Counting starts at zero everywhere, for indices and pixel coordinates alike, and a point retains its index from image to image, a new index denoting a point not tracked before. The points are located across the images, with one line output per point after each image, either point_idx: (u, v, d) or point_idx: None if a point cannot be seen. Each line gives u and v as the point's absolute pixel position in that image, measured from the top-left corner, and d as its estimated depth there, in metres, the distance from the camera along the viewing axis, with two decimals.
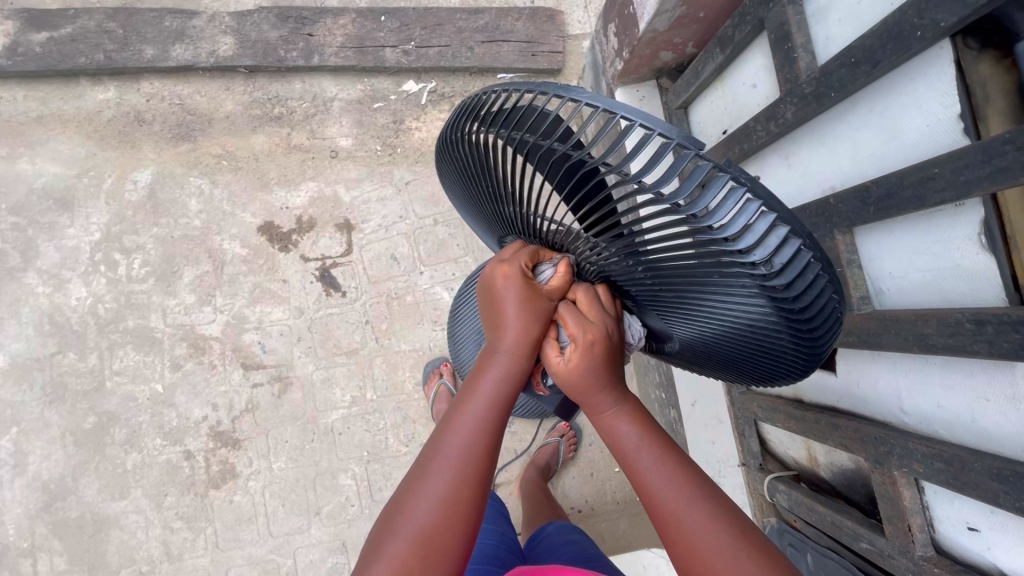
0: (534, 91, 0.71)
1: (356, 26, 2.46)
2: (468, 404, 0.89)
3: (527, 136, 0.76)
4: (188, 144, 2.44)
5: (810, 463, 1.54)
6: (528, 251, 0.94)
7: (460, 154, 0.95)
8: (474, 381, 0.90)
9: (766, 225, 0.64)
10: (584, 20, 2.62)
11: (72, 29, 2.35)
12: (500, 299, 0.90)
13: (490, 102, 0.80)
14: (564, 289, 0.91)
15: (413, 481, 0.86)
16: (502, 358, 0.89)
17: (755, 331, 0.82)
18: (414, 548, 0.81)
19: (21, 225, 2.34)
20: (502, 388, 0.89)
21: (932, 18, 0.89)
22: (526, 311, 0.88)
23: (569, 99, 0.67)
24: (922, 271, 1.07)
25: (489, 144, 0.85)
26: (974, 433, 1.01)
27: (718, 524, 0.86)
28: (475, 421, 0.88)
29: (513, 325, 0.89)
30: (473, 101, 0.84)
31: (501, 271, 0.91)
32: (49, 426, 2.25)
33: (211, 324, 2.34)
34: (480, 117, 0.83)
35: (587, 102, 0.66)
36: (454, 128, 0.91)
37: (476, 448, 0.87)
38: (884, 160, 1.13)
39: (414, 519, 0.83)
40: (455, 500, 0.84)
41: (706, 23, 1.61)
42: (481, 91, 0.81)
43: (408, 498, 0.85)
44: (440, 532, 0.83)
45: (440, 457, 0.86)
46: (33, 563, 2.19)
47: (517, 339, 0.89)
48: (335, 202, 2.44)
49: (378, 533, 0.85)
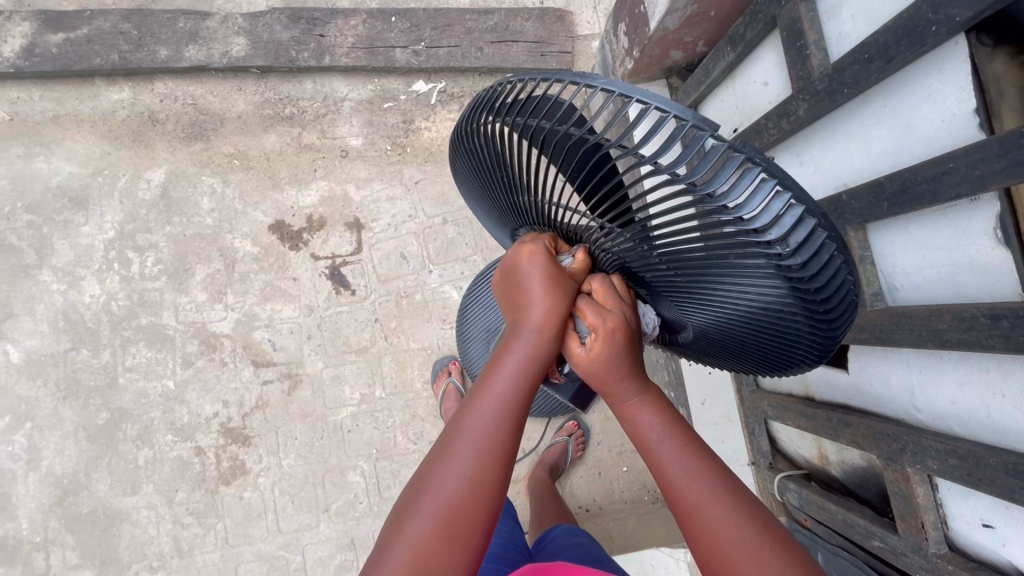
0: (548, 79, 0.72)
1: (367, 27, 2.48)
2: (489, 391, 0.89)
3: (541, 124, 0.76)
4: (201, 144, 2.47)
5: (821, 462, 1.53)
6: (550, 238, 0.96)
7: (474, 146, 0.95)
8: (495, 366, 0.90)
9: (783, 205, 0.64)
10: (594, 20, 2.63)
11: (88, 30, 2.38)
12: (522, 274, 0.92)
13: (504, 93, 0.81)
14: (583, 272, 0.93)
15: (434, 462, 0.87)
16: (524, 344, 0.89)
17: (771, 315, 0.82)
18: (435, 527, 0.82)
19: (37, 222, 2.37)
20: (524, 374, 0.89)
21: (946, 13, 0.89)
22: (549, 299, 0.89)
23: (583, 85, 0.68)
24: (936, 267, 1.06)
25: (503, 134, 0.86)
26: (989, 429, 1.01)
27: (738, 516, 0.86)
28: (496, 405, 0.88)
29: (538, 304, 0.89)
30: (487, 92, 0.85)
31: (527, 249, 0.94)
32: (62, 421, 2.28)
33: (222, 322, 2.37)
34: (494, 108, 0.83)
35: (602, 87, 0.66)
36: (467, 120, 0.92)
37: (498, 433, 0.87)
38: (898, 155, 1.13)
39: (435, 500, 0.83)
40: (476, 484, 0.84)
41: (717, 21, 1.61)
42: (495, 82, 0.82)
43: (428, 478, 0.85)
44: (461, 514, 0.83)
45: (461, 441, 0.86)
46: (46, 557, 2.21)
47: (540, 321, 0.89)
48: (345, 202, 2.45)
49: (397, 515, 0.86)
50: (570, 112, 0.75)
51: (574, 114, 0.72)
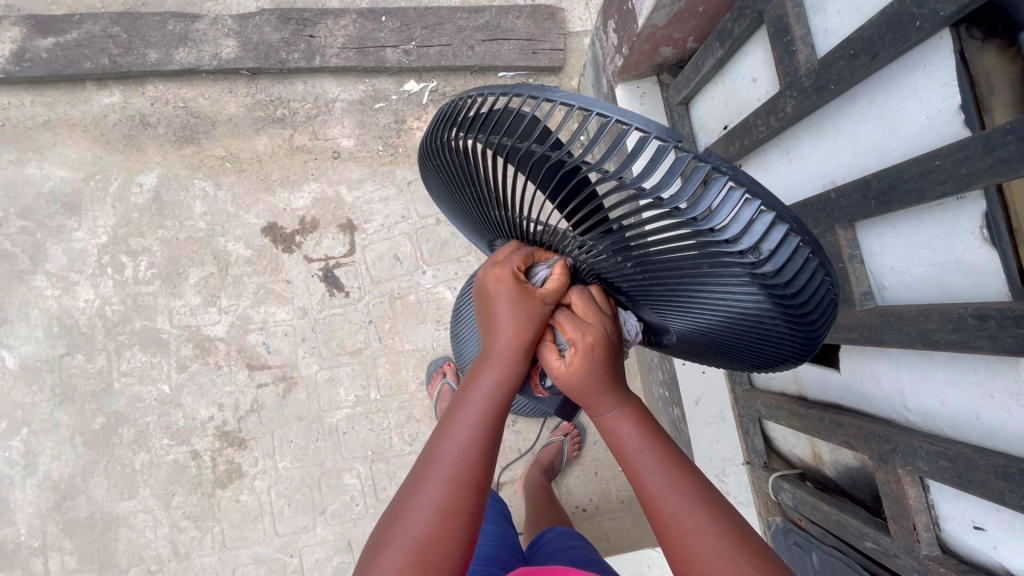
0: (509, 94, 0.71)
1: (357, 27, 2.46)
2: (461, 418, 0.89)
3: (504, 141, 0.75)
4: (192, 147, 2.46)
5: (815, 462, 1.52)
6: (521, 255, 0.92)
7: (443, 160, 0.94)
8: (466, 389, 0.91)
9: (752, 213, 0.63)
10: (585, 17, 2.61)
11: (77, 34, 2.37)
12: (491, 303, 0.90)
13: (467, 108, 0.80)
14: (561, 290, 0.89)
15: (411, 490, 0.86)
16: (495, 368, 0.89)
17: (750, 319, 0.81)
18: (410, 556, 0.82)
19: (30, 228, 2.37)
20: (496, 395, 0.89)
21: (930, 8, 0.88)
22: (520, 319, 0.88)
23: (544, 99, 0.67)
24: (924, 266, 1.05)
25: (469, 149, 0.85)
26: (978, 430, 0.99)
27: (717, 527, 0.85)
28: (469, 430, 0.88)
29: (510, 329, 0.88)
30: (451, 107, 0.84)
31: (493, 274, 0.90)
32: (58, 426, 2.28)
33: (216, 325, 2.36)
34: (458, 123, 0.83)
35: (563, 101, 0.65)
36: (434, 136, 0.91)
37: (471, 459, 0.87)
38: (884, 152, 1.11)
39: (410, 529, 0.83)
40: (449, 511, 0.84)
41: (706, 17, 1.59)
42: (457, 97, 0.81)
43: (403, 508, 0.86)
44: (436, 542, 0.83)
45: (435, 469, 0.86)
46: (44, 561, 2.22)
47: (510, 342, 0.88)
48: (338, 203, 2.44)
49: (374, 543, 0.86)
50: (533, 125, 0.75)
51: (537, 128, 0.71)
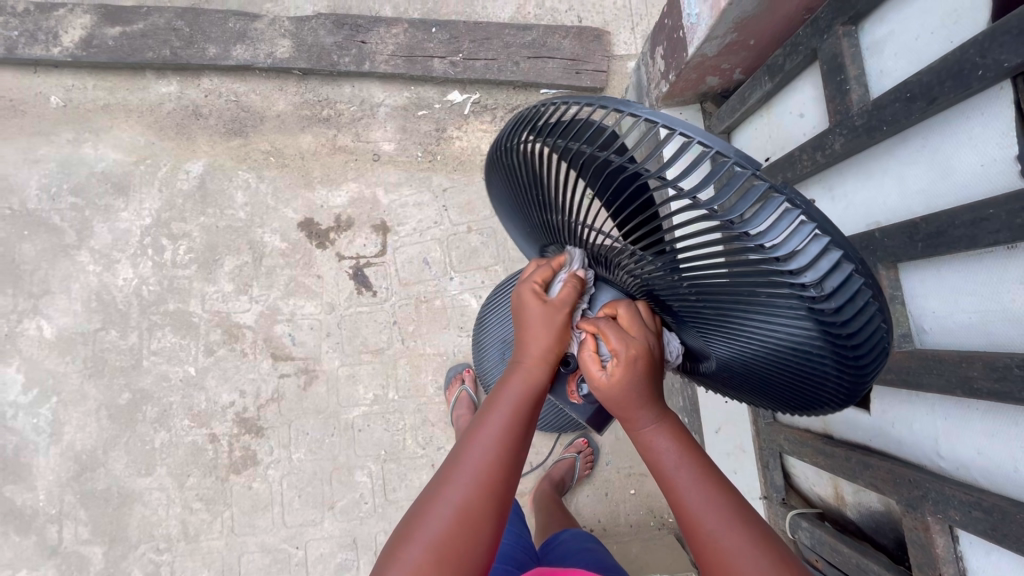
0: (592, 104, 0.74)
1: (408, 36, 2.54)
2: (488, 422, 0.92)
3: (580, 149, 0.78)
4: (240, 139, 2.54)
5: (837, 502, 1.50)
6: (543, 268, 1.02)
7: (512, 163, 0.97)
8: (495, 397, 0.94)
9: (819, 249, 0.65)
10: (631, 41, 2.65)
11: (143, 24, 2.49)
12: (519, 314, 0.99)
13: (548, 113, 0.83)
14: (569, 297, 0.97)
15: (438, 485, 0.89)
16: (520, 376, 0.94)
17: (798, 355, 0.82)
18: (426, 566, 0.83)
19: (80, 205, 2.46)
20: (522, 404, 0.92)
21: (995, 58, 0.89)
22: (537, 324, 0.95)
23: (626, 113, 0.69)
24: (969, 312, 1.04)
25: (543, 153, 0.88)
26: (1016, 483, 0.98)
27: (757, 550, 0.84)
28: (491, 440, 0.90)
29: (528, 336, 0.96)
30: (529, 111, 0.87)
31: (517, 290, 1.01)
32: (86, 398, 2.35)
33: (247, 313, 2.42)
34: (536, 127, 0.85)
35: (646, 117, 0.67)
36: (507, 136, 0.94)
37: (494, 462, 0.89)
38: (932, 197, 1.12)
39: (433, 523, 0.85)
40: (470, 512, 0.86)
41: (756, 50, 1.61)
42: (538, 103, 0.84)
43: (428, 504, 0.88)
44: (456, 540, 0.85)
45: (460, 470, 0.88)
46: (59, 530, 2.27)
47: (529, 354, 0.95)
48: (374, 204, 2.50)
49: (398, 535, 0.88)
50: (610, 137, 0.77)
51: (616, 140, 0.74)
